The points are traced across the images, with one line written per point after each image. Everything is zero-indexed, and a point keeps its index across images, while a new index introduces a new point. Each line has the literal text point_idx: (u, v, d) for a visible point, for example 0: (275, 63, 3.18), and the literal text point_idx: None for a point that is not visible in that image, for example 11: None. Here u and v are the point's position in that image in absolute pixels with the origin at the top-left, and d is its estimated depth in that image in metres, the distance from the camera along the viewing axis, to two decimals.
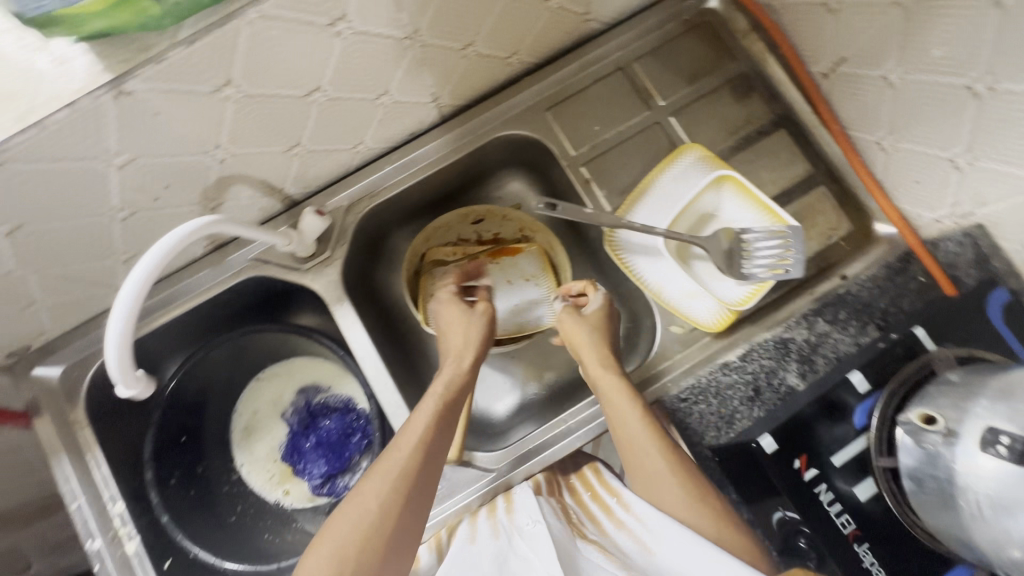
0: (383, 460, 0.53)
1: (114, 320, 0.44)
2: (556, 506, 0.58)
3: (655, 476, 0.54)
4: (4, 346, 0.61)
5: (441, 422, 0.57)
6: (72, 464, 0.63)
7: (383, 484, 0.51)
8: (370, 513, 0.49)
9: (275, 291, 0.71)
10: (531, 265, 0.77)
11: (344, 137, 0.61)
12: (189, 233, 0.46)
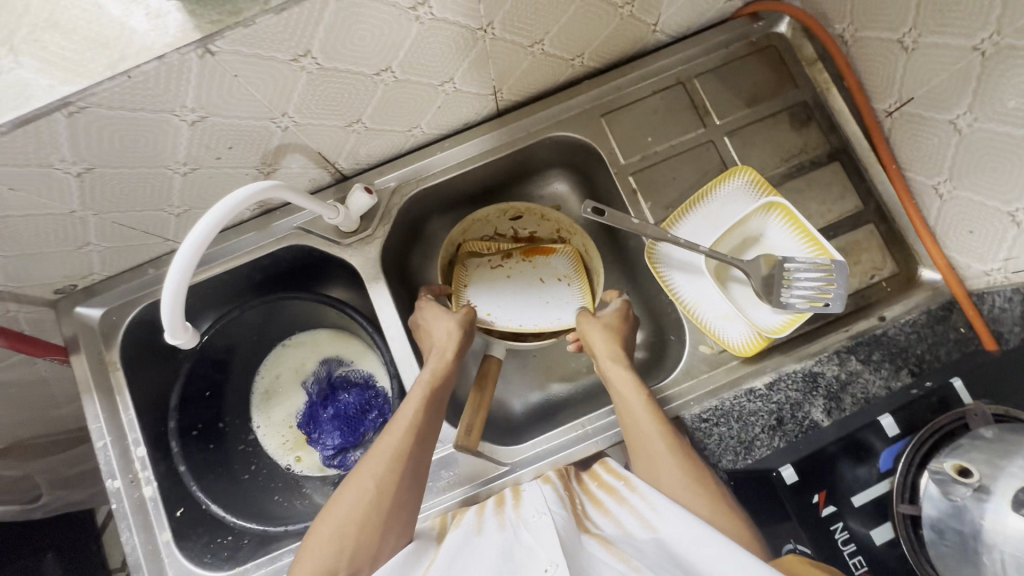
0: (376, 445, 0.56)
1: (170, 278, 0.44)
2: (562, 497, 0.55)
3: (660, 464, 0.54)
4: (53, 281, 0.63)
5: (430, 408, 0.59)
6: (102, 403, 0.65)
7: (376, 469, 0.54)
8: (364, 496, 0.52)
9: (313, 261, 0.73)
10: (565, 266, 0.76)
11: (402, 118, 0.62)
12: (248, 197, 0.47)
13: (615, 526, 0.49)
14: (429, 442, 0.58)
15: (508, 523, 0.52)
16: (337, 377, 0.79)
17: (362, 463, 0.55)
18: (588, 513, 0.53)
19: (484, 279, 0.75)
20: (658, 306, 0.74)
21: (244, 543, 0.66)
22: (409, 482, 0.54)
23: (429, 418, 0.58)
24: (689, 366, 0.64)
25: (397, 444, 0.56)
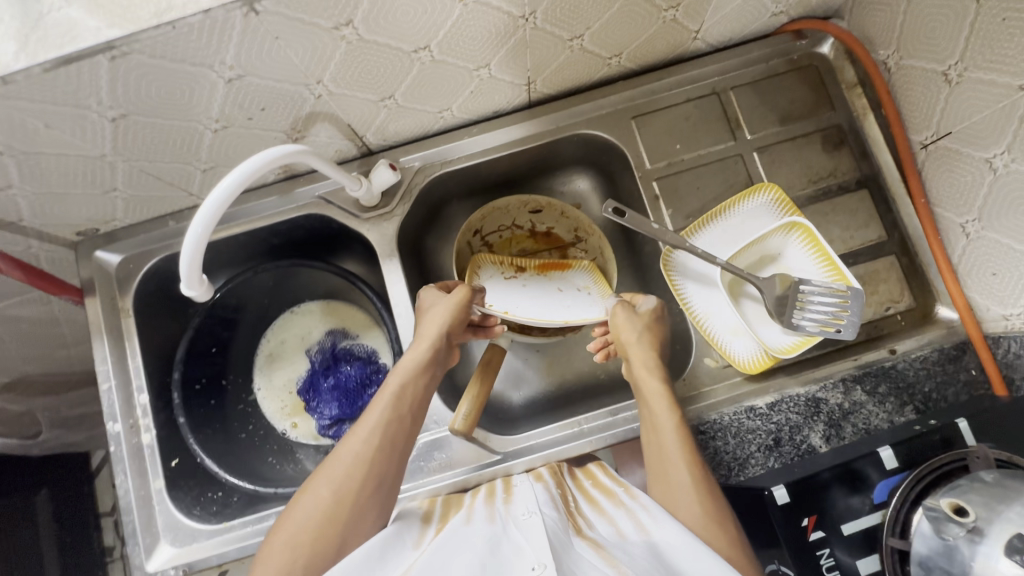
0: (342, 449, 0.55)
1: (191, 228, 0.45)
2: (556, 496, 0.56)
3: (676, 489, 0.53)
4: (76, 223, 0.64)
5: (399, 414, 0.57)
6: (111, 348, 0.66)
7: (336, 477, 0.52)
8: (322, 504, 0.51)
9: (330, 231, 0.73)
10: (583, 278, 0.72)
11: (434, 99, 0.62)
12: (274, 159, 0.48)
13: (610, 527, 0.50)
14: (395, 450, 0.56)
15: (499, 518, 0.52)
16: (341, 349, 0.79)
17: (323, 471, 0.54)
18: (583, 511, 0.54)
19: (496, 283, 0.71)
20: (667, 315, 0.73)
21: (233, 501, 0.68)
22: (369, 490, 0.53)
23: (394, 426, 0.56)
24: (692, 378, 0.64)
25: (359, 452, 0.54)
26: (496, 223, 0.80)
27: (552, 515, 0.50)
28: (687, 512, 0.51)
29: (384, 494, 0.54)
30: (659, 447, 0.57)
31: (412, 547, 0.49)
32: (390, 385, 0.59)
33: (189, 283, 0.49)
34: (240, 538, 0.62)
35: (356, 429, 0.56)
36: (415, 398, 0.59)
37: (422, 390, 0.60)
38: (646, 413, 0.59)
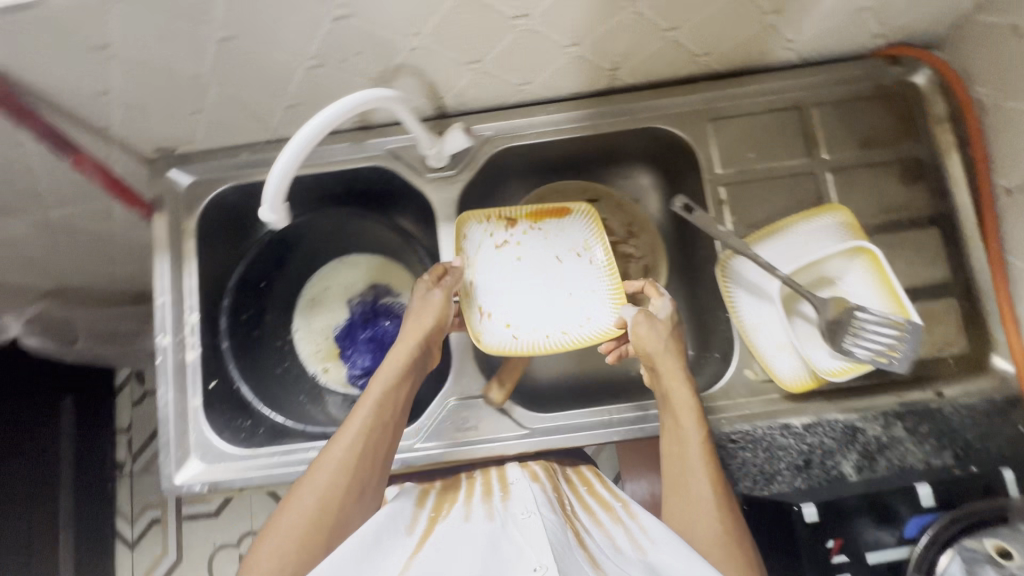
0: (327, 453, 0.56)
1: (283, 159, 0.46)
2: (553, 498, 0.58)
3: (695, 509, 0.54)
4: (156, 140, 0.66)
5: (384, 417, 0.58)
6: (170, 265, 0.68)
7: (321, 483, 0.54)
8: (308, 511, 0.52)
9: (392, 187, 0.74)
10: (580, 233, 0.72)
11: (520, 70, 0.62)
12: (370, 101, 0.49)
13: (606, 536, 0.53)
14: (379, 454, 0.57)
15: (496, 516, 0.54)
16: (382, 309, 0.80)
17: (308, 478, 0.55)
18: (581, 518, 0.57)
19: (496, 261, 0.71)
20: (710, 323, 0.73)
21: (260, 432, 0.70)
22: (355, 495, 0.54)
23: (378, 432, 0.57)
24: (728, 387, 0.64)
25: (344, 457, 0.55)
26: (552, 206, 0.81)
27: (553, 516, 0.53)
28: (704, 530, 0.52)
29: (371, 495, 0.56)
30: (687, 468, 0.56)
31: (405, 532, 0.53)
32: (373, 390, 0.60)
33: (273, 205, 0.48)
34: (266, 464, 0.65)
35: (342, 431, 0.58)
36: (399, 400, 0.60)
37: (406, 392, 0.61)
38: (670, 421, 0.59)
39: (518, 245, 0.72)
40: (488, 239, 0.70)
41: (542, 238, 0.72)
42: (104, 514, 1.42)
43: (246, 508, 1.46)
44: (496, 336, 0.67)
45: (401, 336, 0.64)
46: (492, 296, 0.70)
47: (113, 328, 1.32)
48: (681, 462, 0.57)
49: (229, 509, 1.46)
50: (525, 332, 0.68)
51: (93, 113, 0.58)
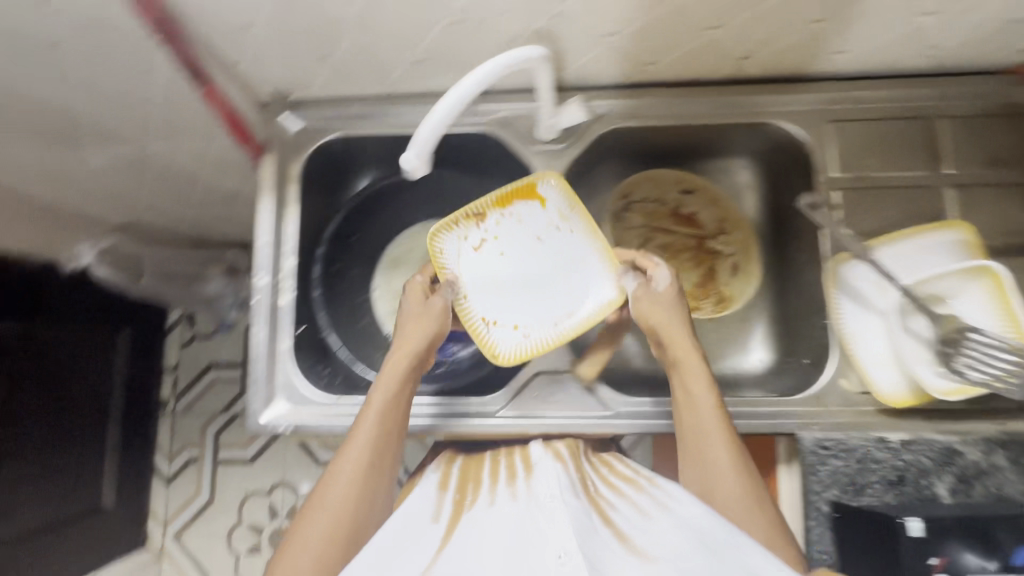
0: (336, 464, 0.58)
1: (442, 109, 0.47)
2: (577, 481, 0.60)
3: (720, 476, 0.56)
4: (275, 83, 0.66)
5: (388, 423, 0.60)
6: (271, 208, 0.69)
7: (337, 498, 0.56)
8: (327, 526, 0.55)
9: (492, 155, 0.74)
10: (552, 209, 0.69)
11: (649, 49, 0.61)
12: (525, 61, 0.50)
13: (631, 508, 0.55)
14: (385, 459, 0.60)
15: (522, 497, 0.56)
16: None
17: (320, 494, 0.57)
18: (604, 495, 0.58)
19: (478, 263, 0.70)
20: (801, 328, 0.71)
21: (338, 380, 0.71)
22: (368, 501, 0.57)
23: (384, 440, 0.60)
24: (821, 394, 0.62)
25: (354, 467, 0.58)
26: (644, 193, 0.80)
27: (576, 501, 0.54)
28: (725, 487, 0.56)
29: (382, 495, 0.59)
30: (706, 434, 0.58)
31: (432, 520, 0.56)
32: (375, 399, 0.61)
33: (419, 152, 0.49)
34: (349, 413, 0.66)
35: (348, 441, 0.60)
36: (402, 406, 0.62)
37: (407, 397, 0.62)
38: (689, 413, 0.60)
39: (495, 239, 0.71)
40: (464, 244, 0.69)
41: (516, 224, 0.70)
42: (145, 446, 1.47)
43: (280, 460, 1.50)
44: (508, 335, 0.68)
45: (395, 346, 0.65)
46: (491, 299, 0.70)
47: (174, 268, 1.37)
48: (700, 429, 0.59)
49: (263, 458, 1.50)
50: (535, 327, 0.69)
51: (227, 49, 0.59)
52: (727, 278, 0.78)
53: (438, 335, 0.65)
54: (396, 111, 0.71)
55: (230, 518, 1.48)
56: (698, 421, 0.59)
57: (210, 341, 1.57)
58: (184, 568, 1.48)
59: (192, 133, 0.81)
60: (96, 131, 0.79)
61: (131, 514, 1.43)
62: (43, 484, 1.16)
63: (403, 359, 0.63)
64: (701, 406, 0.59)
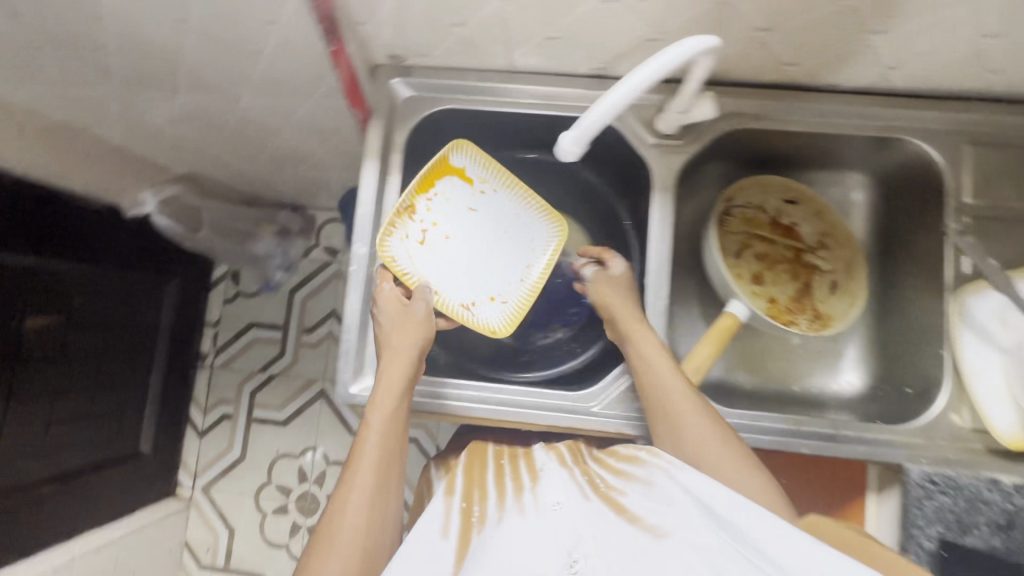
0: (346, 488, 0.58)
1: (599, 111, 0.47)
2: (582, 481, 0.57)
3: (703, 446, 0.56)
4: (395, 45, 0.64)
5: (391, 438, 0.60)
6: (373, 174, 0.67)
7: (348, 527, 0.55)
8: (344, 557, 0.54)
9: (602, 143, 0.71)
10: (462, 172, 0.69)
11: (800, 48, 0.57)
12: (700, 53, 0.47)
13: (640, 492, 0.52)
14: (391, 477, 0.60)
15: (532, 511, 0.54)
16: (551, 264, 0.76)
17: (329, 525, 0.56)
18: (610, 484, 0.56)
19: (428, 253, 0.69)
20: (906, 356, 0.68)
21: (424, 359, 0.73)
22: (380, 523, 0.57)
23: (388, 456, 0.60)
24: (932, 428, 0.60)
25: (367, 486, 0.58)
26: (747, 198, 0.77)
27: (574, 496, 0.54)
28: (717, 457, 0.55)
29: (393, 512, 0.59)
30: (676, 408, 0.58)
31: (441, 535, 0.54)
32: (373, 419, 0.60)
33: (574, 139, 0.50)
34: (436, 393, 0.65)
35: (355, 464, 0.59)
36: (401, 421, 0.62)
37: (405, 412, 0.62)
38: (649, 386, 0.61)
39: (434, 226, 0.69)
40: (409, 243, 0.67)
41: (446, 203, 0.69)
42: (183, 396, 1.48)
43: (312, 425, 1.50)
44: (494, 309, 0.70)
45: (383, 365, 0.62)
46: (455, 281, 0.70)
47: (232, 224, 1.37)
48: (666, 412, 0.59)
49: (297, 422, 1.50)
50: (507, 292, 0.71)
51: (360, 4, 0.56)
52: (824, 295, 0.75)
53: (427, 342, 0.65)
54: (512, 88, 0.68)
55: (259, 476, 1.49)
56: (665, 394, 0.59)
57: (253, 299, 1.55)
58: (209, 520, 1.49)
59: (289, 89, 0.79)
60: (194, 77, 0.77)
61: (164, 462, 1.44)
62: (84, 425, 1.17)
63: (397, 372, 0.61)
64: (666, 384, 0.60)
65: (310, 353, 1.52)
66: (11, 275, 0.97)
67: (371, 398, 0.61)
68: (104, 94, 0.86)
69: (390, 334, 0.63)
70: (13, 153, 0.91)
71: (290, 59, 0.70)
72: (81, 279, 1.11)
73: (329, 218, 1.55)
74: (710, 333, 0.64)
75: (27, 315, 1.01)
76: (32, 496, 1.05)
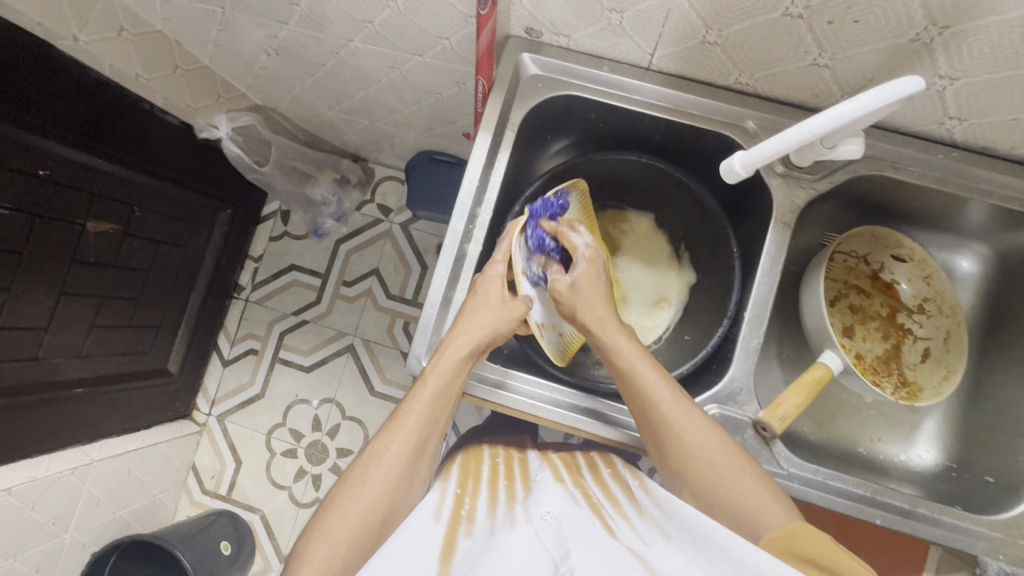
0: (376, 449, 0.56)
1: (767, 146, 0.50)
2: (576, 493, 0.61)
3: (717, 472, 0.53)
4: (537, 21, 0.61)
5: (433, 414, 0.58)
6: (486, 149, 0.65)
7: (380, 476, 0.54)
8: (368, 503, 0.53)
9: (723, 159, 0.68)
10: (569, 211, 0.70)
11: (974, 106, 0.53)
12: (887, 102, 0.43)
13: (634, 533, 0.52)
14: (426, 447, 0.58)
15: (523, 520, 0.56)
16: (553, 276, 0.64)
17: (365, 468, 0.55)
18: (610, 514, 0.56)
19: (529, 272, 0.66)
20: (994, 444, 0.66)
21: (499, 351, 0.72)
22: (407, 478, 0.56)
23: (430, 430, 0.58)
24: (1014, 524, 0.58)
25: (399, 453, 0.56)
26: (852, 246, 0.73)
27: (576, 512, 0.56)
28: (747, 485, 0.52)
29: (414, 484, 0.57)
30: (670, 430, 0.54)
31: (434, 519, 0.55)
32: (427, 384, 0.58)
33: (747, 162, 0.52)
34: (503, 387, 0.65)
35: (392, 426, 0.57)
36: (451, 399, 0.59)
37: (460, 386, 0.59)
38: (653, 428, 0.56)
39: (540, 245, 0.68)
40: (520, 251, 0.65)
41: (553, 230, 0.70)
42: (215, 323, 1.43)
43: (335, 377, 1.43)
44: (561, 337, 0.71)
45: (449, 340, 0.60)
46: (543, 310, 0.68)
47: (295, 163, 1.28)
48: (652, 429, 0.56)
49: (321, 370, 1.44)
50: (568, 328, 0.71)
51: None
52: (913, 361, 0.72)
53: (502, 328, 0.61)
54: (644, 86, 0.64)
55: (273, 416, 1.43)
56: (654, 415, 0.55)
57: (298, 242, 1.49)
58: (219, 448, 1.43)
59: (404, 41, 0.76)
60: (312, 9, 0.75)
61: (186, 384, 1.39)
62: (123, 335, 1.15)
63: (464, 345, 0.59)
64: (654, 395, 0.56)
65: (344, 306, 1.46)
66: (64, 171, 0.91)
67: (433, 362, 0.59)
68: (208, 9, 0.82)
69: (474, 312, 0.61)
70: (109, 53, 0.89)
71: (419, 13, 0.68)
72: (141, 187, 1.07)
73: (387, 175, 1.49)
74: (800, 380, 0.62)
75: (87, 219, 0.98)
76: (63, 394, 1.02)
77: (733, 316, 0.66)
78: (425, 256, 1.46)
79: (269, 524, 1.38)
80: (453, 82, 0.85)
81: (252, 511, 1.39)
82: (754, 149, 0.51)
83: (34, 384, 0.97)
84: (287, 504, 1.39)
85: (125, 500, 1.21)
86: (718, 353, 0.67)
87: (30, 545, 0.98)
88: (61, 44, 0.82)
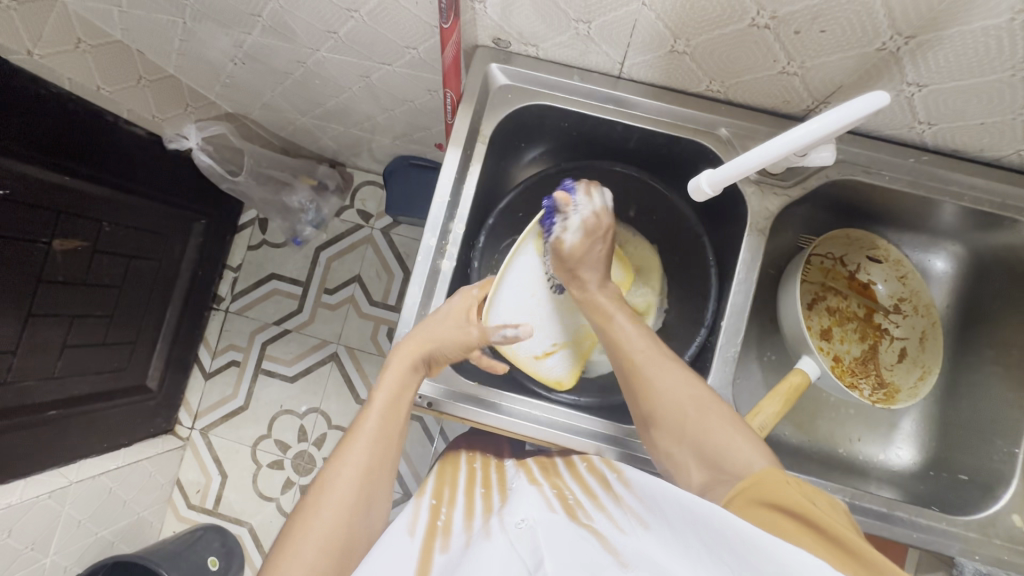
0: (332, 470, 0.54)
1: (737, 165, 0.50)
2: (553, 491, 0.59)
3: (713, 435, 0.52)
4: (505, 32, 0.59)
5: (386, 426, 0.57)
6: (458, 161, 0.63)
7: (335, 500, 0.52)
8: (327, 523, 0.51)
9: (697, 165, 0.67)
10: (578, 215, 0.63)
11: (945, 111, 0.53)
12: (845, 118, 0.43)
13: (609, 524, 0.50)
14: (385, 462, 0.56)
15: (497, 530, 0.55)
16: (557, 235, 0.64)
17: (319, 491, 0.53)
18: (585, 508, 0.54)
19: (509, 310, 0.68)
20: (967, 443, 0.67)
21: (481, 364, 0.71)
22: (366, 498, 0.53)
23: (382, 444, 0.56)
24: (989, 525, 0.59)
25: (350, 468, 0.54)
26: (828, 248, 0.74)
27: (549, 513, 0.55)
28: (735, 446, 0.50)
29: (376, 504, 0.54)
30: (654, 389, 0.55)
31: (408, 535, 0.54)
32: (377, 399, 0.58)
33: (714, 181, 0.53)
34: (476, 402, 0.64)
35: (347, 445, 0.56)
36: (403, 411, 0.58)
37: (412, 397, 0.59)
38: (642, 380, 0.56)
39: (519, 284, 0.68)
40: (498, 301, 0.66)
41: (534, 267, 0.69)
42: (195, 336, 1.40)
43: (319, 386, 1.41)
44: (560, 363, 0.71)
45: (396, 354, 0.60)
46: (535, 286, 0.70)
47: (269, 172, 1.24)
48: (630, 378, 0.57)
49: (304, 380, 1.41)
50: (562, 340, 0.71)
51: None
52: (890, 361, 0.73)
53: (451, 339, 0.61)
54: (616, 95, 0.63)
55: (258, 428, 1.40)
56: (628, 365, 0.57)
57: (277, 251, 1.47)
58: (203, 461, 1.40)
59: (371, 51, 0.74)
60: (276, 21, 0.73)
61: (167, 398, 1.36)
62: (98, 353, 1.11)
63: (412, 358, 0.59)
64: (627, 347, 0.58)
65: (326, 315, 1.44)
66: (28, 189, 0.87)
67: (382, 378, 0.59)
68: (170, 19, 0.80)
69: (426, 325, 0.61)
70: (67, 66, 0.85)
71: (385, 23, 0.66)
72: (106, 202, 1.02)
73: (366, 179, 1.46)
74: (778, 389, 0.61)
75: (53, 237, 0.94)
76: (37, 416, 0.99)
77: (710, 325, 0.66)
78: (407, 261, 1.44)
79: (257, 536, 1.36)
80: (425, 90, 0.83)
81: (239, 524, 1.37)
82: (728, 167, 0.51)
83: (6, 408, 0.93)
84: (275, 516, 1.36)
85: (108, 520, 1.18)
86: (698, 361, 0.66)
87: (10, 571, 0.96)
88: (14, 59, 0.79)
